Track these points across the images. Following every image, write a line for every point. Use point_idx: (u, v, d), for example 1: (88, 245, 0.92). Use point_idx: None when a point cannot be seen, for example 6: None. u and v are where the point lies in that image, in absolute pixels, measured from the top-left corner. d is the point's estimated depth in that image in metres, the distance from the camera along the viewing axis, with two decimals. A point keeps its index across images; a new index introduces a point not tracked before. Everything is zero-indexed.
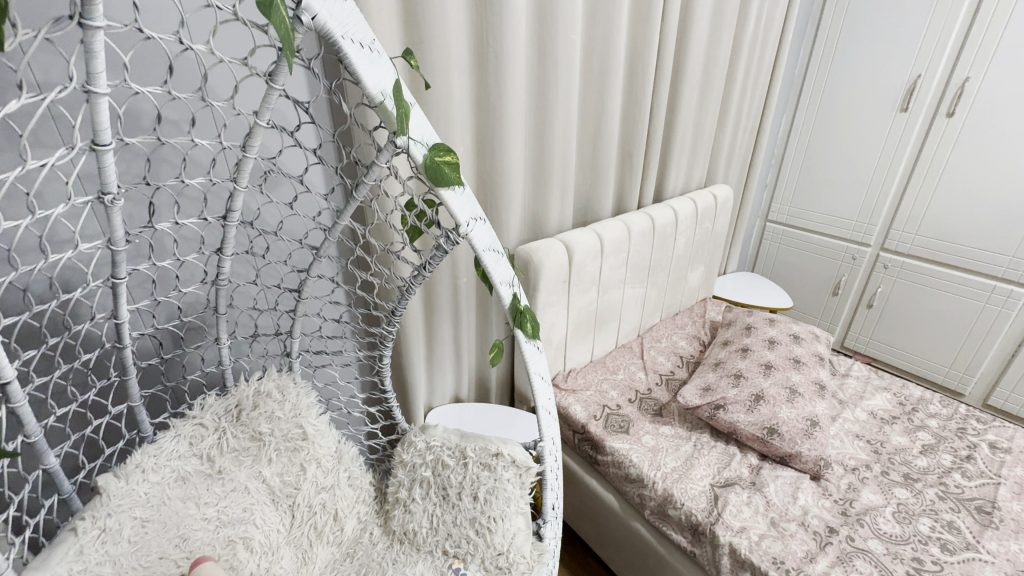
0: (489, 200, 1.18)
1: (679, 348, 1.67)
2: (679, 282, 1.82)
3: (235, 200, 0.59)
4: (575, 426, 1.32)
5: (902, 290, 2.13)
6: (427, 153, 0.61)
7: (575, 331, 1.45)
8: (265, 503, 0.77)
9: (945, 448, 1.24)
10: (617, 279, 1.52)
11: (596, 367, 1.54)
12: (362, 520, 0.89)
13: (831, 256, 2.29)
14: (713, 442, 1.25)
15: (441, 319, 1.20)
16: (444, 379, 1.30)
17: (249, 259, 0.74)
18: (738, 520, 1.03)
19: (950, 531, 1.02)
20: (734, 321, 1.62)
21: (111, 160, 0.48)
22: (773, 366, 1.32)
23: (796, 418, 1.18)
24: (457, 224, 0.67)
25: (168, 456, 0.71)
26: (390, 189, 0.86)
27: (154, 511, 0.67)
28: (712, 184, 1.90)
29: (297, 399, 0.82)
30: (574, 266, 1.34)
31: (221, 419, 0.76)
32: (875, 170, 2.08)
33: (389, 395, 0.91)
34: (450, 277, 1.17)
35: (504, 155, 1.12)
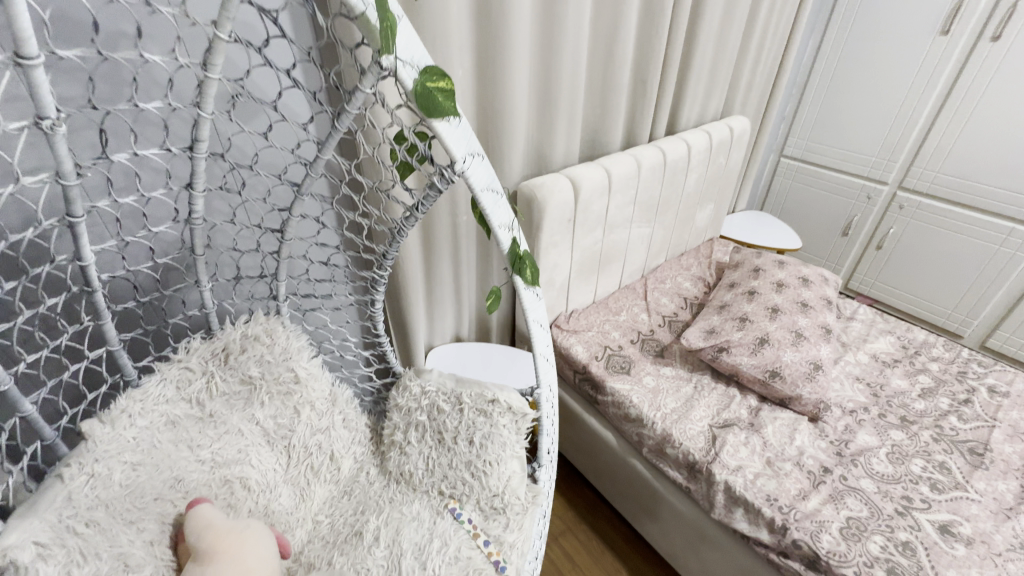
0: (490, 131, 1.10)
1: (683, 290, 1.64)
2: (687, 221, 1.75)
3: (202, 129, 0.52)
4: (575, 366, 1.32)
5: (914, 231, 2.06)
6: (417, 77, 0.53)
7: (578, 273, 1.41)
8: (258, 444, 0.79)
9: (944, 391, 1.24)
10: (623, 218, 1.45)
11: (598, 308, 1.52)
12: (359, 460, 0.90)
13: (845, 194, 2.20)
14: (713, 384, 1.25)
15: (438, 259, 1.15)
16: (444, 320, 1.28)
17: (224, 196, 0.68)
18: (734, 459, 1.05)
19: (941, 472, 1.04)
20: (742, 263, 1.58)
21: (44, 78, 0.40)
22: (780, 310, 1.29)
23: (800, 362, 1.17)
24: (452, 161, 0.60)
25: (155, 400, 0.69)
26: (377, 118, 0.78)
27: (143, 455, 0.66)
28: (729, 115, 1.77)
29: (287, 342, 0.81)
30: (579, 204, 1.27)
31: (208, 363, 0.75)
32: (904, 102, 1.93)
33: (383, 339, 0.89)
34: (449, 216, 1.11)
35: (506, 79, 1.02)
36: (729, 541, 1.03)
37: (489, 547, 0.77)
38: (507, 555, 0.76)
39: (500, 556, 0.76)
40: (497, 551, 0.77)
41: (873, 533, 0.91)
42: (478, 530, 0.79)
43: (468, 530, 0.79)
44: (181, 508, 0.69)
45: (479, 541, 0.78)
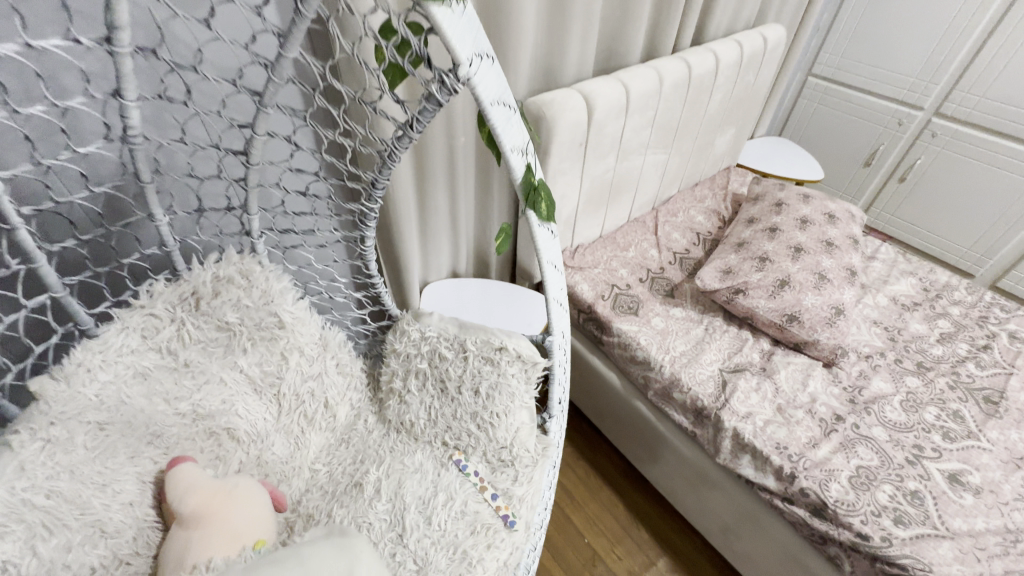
0: (493, 33, 0.92)
1: (696, 224, 1.53)
2: (705, 147, 1.60)
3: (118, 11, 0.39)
4: (581, 305, 1.25)
5: (943, 163, 1.92)
6: None
7: (586, 204, 1.29)
8: (245, 393, 0.72)
9: (963, 337, 1.20)
10: (639, 143, 1.30)
11: (606, 243, 1.42)
12: (355, 407, 0.85)
13: (874, 120, 2.03)
14: (725, 327, 1.19)
15: (435, 187, 1.03)
16: (441, 254, 1.18)
17: (170, 107, 0.55)
18: (744, 406, 1.01)
19: (954, 420, 1.01)
20: (762, 196, 1.46)
21: None
22: (803, 250, 1.20)
23: (821, 306, 1.11)
24: (455, 62, 0.47)
25: (118, 351, 0.61)
26: (355, 8, 0.62)
27: (111, 413, 0.59)
28: (763, 23, 1.55)
29: (268, 284, 0.71)
30: (593, 125, 1.12)
31: (176, 308, 0.65)
32: (959, 11, 1.71)
33: (376, 280, 0.79)
34: (446, 137, 0.97)
35: None
36: (732, 484, 1.03)
37: (497, 501, 0.74)
38: (515, 510, 0.74)
39: (508, 511, 0.74)
40: (506, 506, 0.74)
41: (882, 482, 0.90)
42: (486, 484, 0.76)
43: (476, 484, 0.76)
44: (160, 469, 0.63)
45: (487, 495, 0.75)
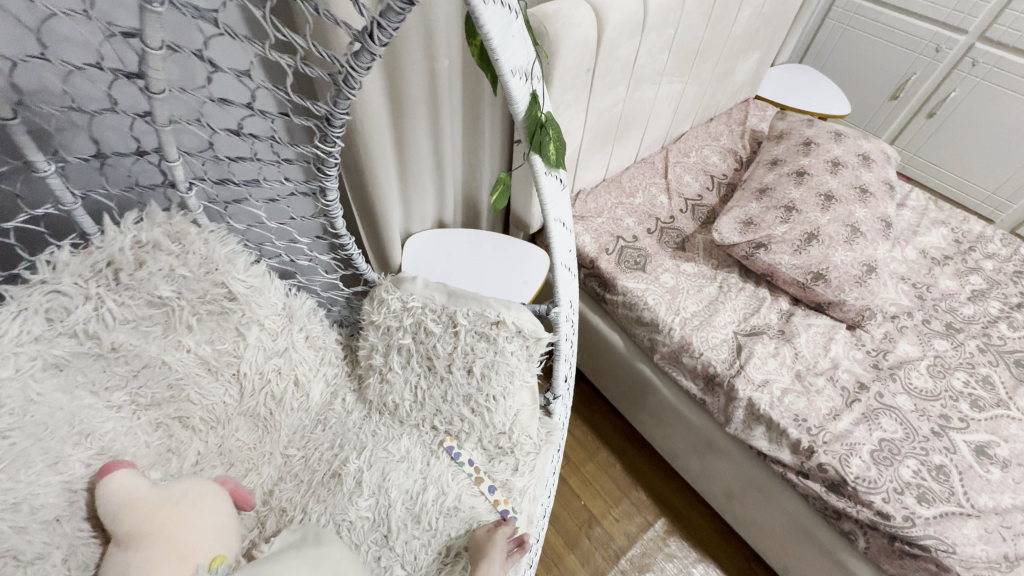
0: None
1: (710, 166, 1.37)
2: (725, 76, 1.41)
3: None
4: (584, 260, 1.12)
5: (980, 96, 1.75)
6: None
7: (590, 143, 1.13)
8: (196, 374, 0.61)
9: (995, 294, 1.11)
10: (654, 70, 1.12)
11: (611, 187, 1.27)
12: (331, 384, 0.74)
13: (910, 46, 1.81)
14: (741, 284, 1.09)
15: (416, 122, 0.86)
16: (425, 202, 1.03)
17: (20, 5, 0.39)
18: (761, 373, 0.93)
19: (983, 387, 0.94)
20: (788, 134, 1.30)
21: None
22: (834, 198, 1.07)
23: (850, 263, 0.99)
24: None
25: (17, 340, 0.48)
26: None
27: (17, 416, 0.48)
28: None
29: (208, 248, 0.58)
30: (605, 45, 0.94)
31: (89, 283, 0.52)
32: None
33: (345, 239, 0.66)
34: (426, 59, 0.79)
35: None
36: (742, 452, 0.97)
37: (495, 497, 0.66)
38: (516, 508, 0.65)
39: (508, 509, 0.66)
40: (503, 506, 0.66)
41: (907, 457, 0.83)
42: (481, 477, 0.67)
43: (471, 477, 0.67)
44: (91, 476, 0.53)
45: (484, 488, 0.67)
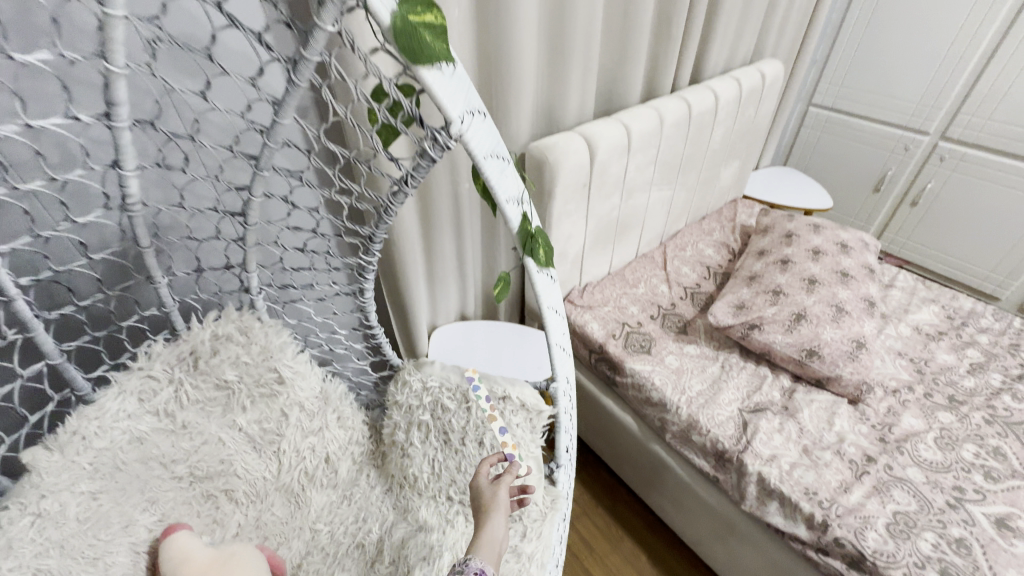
0: (493, 83, 0.94)
1: (705, 257, 1.50)
2: (711, 181, 1.60)
3: (116, 90, 0.40)
4: (592, 345, 1.22)
5: (956, 185, 1.89)
6: (395, 9, 0.40)
7: (592, 242, 1.28)
8: (245, 451, 0.70)
9: (995, 367, 1.14)
10: (643, 180, 1.30)
11: (614, 280, 1.40)
12: (357, 462, 0.81)
13: (879, 146, 2.02)
14: (742, 364, 1.15)
15: (441, 232, 1.03)
16: (447, 298, 1.17)
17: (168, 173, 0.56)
18: (768, 448, 0.96)
19: (995, 459, 0.94)
20: (772, 227, 1.43)
21: None
22: (818, 281, 1.17)
23: (841, 340, 1.06)
24: (446, 120, 0.47)
25: (114, 417, 0.60)
26: (353, 71, 0.64)
27: (105, 481, 0.58)
28: (759, 60, 1.57)
29: (267, 340, 0.70)
30: (596, 166, 1.13)
31: (174, 369, 0.65)
32: (956, 38, 1.72)
33: (377, 330, 0.78)
34: (449, 185, 0.98)
35: (510, 18, 0.85)
36: (761, 533, 0.97)
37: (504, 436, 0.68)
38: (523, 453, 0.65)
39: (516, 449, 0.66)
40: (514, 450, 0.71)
41: (923, 529, 0.83)
42: (495, 417, 0.70)
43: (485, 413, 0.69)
44: (153, 539, 0.61)
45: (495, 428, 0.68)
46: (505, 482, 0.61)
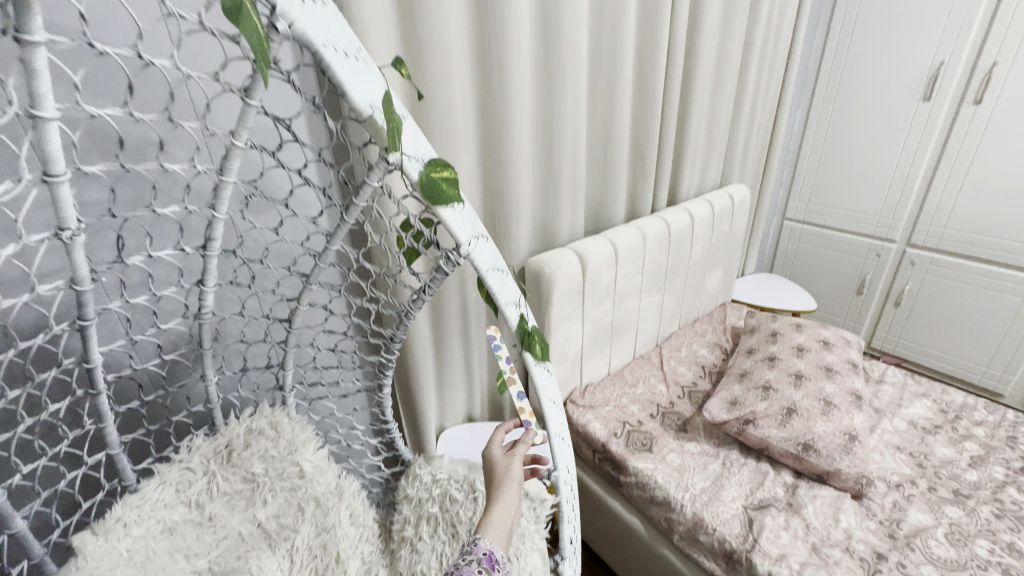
0: (495, 211, 1.12)
1: (699, 357, 1.58)
2: (697, 287, 1.74)
3: (215, 228, 0.54)
4: (595, 444, 1.25)
5: (932, 287, 1.96)
6: (422, 169, 0.56)
7: (590, 345, 1.38)
8: (260, 547, 0.71)
9: (996, 459, 1.15)
10: (632, 288, 1.44)
11: (614, 380, 1.47)
12: (366, 561, 0.81)
13: (853, 254, 2.14)
14: (743, 460, 1.17)
15: (450, 337, 1.14)
16: (455, 400, 1.24)
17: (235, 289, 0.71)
18: (776, 546, 0.95)
19: (1010, 555, 0.93)
20: (758, 327, 1.54)
21: (69, 192, 0.40)
22: (804, 377, 1.24)
23: (834, 433, 1.10)
24: (457, 244, 0.61)
25: (153, 506, 0.65)
26: (385, 208, 0.81)
27: (136, 570, 0.60)
28: (728, 184, 1.80)
29: (293, 435, 0.78)
30: (588, 276, 1.27)
31: (210, 462, 0.72)
32: (898, 162, 1.92)
33: (391, 425, 0.85)
34: (458, 296, 1.11)
35: (508, 162, 1.05)
36: None
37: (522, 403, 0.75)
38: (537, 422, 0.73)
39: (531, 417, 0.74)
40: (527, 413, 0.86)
41: None
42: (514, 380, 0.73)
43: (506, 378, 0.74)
44: None
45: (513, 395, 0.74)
46: (516, 456, 0.70)
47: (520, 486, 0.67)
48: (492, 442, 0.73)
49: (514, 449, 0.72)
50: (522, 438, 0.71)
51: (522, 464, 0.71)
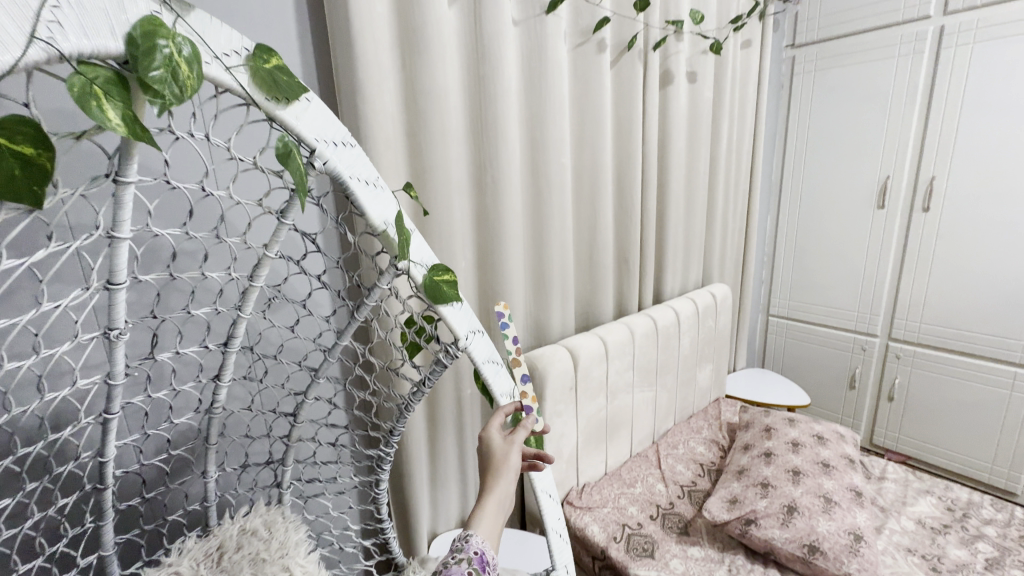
0: (490, 309, 1.20)
1: (697, 454, 1.56)
2: (690, 382, 1.77)
3: (238, 327, 0.60)
4: (594, 550, 1.20)
5: (920, 381, 1.89)
6: (426, 273, 0.63)
7: (585, 441, 1.38)
8: None
9: (1012, 562, 1.10)
10: (624, 383, 1.48)
11: (612, 480, 1.44)
12: None
13: (839, 348, 2.09)
14: (749, 566, 1.12)
15: (445, 434, 1.15)
16: (449, 502, 1.20)
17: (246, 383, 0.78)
18: None
19: None
20: (752, 422, 1.54)
21: (124, 297, 0.47)
22: (802, 473, 1.23)
23: (838, 532, 1.07)
24: (456, 337, 0.67)
25: None
26: (391, 307, 0.88)
27: None
28: (710, 283, 1.91)
29: (286, 535, 0.76)
30: (580, 371, 1.32)
31: (200, 565, 0.68)
32: (866, 262, 1.95)
33: (385, 524, 0.84)
34: (454, 391, 1.14)
35: (502, 265, 1.15)
36: None
37: (524, 386, 0.77)
38: (538, 410, 0.77)
39: (533, 404, 0.77)
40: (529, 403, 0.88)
41: None
42: (518, 362, 0.76)
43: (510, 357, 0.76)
44: None
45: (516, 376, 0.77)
46: (517, 444, 0.73)
47: (516, 476, 0.71)
48: (491, 424, 0.74)
49: (514, 434, 0.74)
50: (525, 424, 0.74)
51: (519, 449, 0.73)
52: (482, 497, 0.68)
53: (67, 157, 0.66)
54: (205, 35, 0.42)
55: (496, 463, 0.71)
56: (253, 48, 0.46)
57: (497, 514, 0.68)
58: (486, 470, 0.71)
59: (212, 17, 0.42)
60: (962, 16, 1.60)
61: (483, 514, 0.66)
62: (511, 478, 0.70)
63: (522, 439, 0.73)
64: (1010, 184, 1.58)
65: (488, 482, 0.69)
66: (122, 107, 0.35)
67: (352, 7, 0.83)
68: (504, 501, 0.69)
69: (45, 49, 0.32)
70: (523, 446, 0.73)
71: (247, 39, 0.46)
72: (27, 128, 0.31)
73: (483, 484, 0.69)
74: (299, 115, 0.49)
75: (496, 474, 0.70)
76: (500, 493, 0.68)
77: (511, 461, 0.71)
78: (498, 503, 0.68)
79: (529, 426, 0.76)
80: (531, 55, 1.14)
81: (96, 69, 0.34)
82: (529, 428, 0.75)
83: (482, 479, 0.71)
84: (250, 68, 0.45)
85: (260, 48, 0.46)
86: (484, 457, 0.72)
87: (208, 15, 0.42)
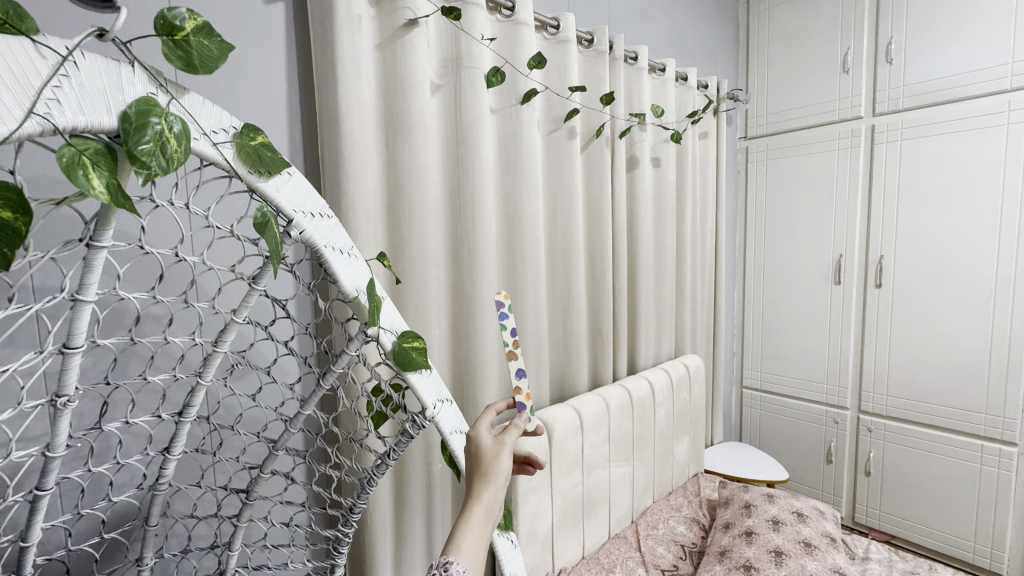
0: (462, 380, 1.17)
1: (678, 535, 1.48)
2: (667, 456, 1.73)
3: (196, 395, 0.58)
4: None
5: (894, 455, 1.89)
6: (395, 340, 0.64)
7: (561, 521, 1.32)
8: None
9: None
10: (600, 457, 1.44)
11: (589, 564, 1.35)
12: None
13: (813, 422, 2.10)
14: None
15: (413, 509, 1.08)
16: None
17: (198, 457, 0.77)
18: None
19: None
20: (732, 498, 1.50)
21: (79, 362, 0.46)
22: (784, 553, 1.19)
23: None
24: (423, 407, 0.67)
25: None
26: (357, 374, 0.88)
27: None
28: (682, 354, 1.92)
29: None
30: (553, 445, 1.29)
31: None
32: (829, 336, 2.02)
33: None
34: (423, 466, 1.08)
35: (475, 334, 1.15)
36: None
37: (518, 382, 0.73)
38: (532, 409, 0.72)
39: (527, 401, 0.73)
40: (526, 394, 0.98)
41: None
42: (516, 354, 0.71)
43: (507, 348, 0.72)
44: None
45: (513, 370, 0.71)
46: (507, 444, 0.69)
47: (506, 479, 0.66)
48: (480, 423, 0.71)
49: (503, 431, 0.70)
50: (517, 419, 0.71)
51: (511, 448, 0.69)
52: (468, 504, 0.63)
53: (45, 222, 0.68)
54: (197, 114, 0.45)
55: (485, 464, 0.67)
56: (241, 127, 0.49)
57: (483, 527, 0.62)
58: (474, 474, 0.66)
59: (205, 99, 0.46)
60: (888, 117, 1.82)
61: (468, 529, 0.61)
62: (500, 483, 0.66)
63: (512, 441, 0.69)
64: (952, 263, 1.70)
65: (473, 488, 0.65)
66: (108, 177, 0.37)
67: (341, 92, 0.90)
68: (494, 511, 0.64)
69: (40, 122, 0.34)
70: (514, 446, 0.69)
71: (237, 118, 0.49)
72: (10, 193, 0.32)
73: (470, 490, 0.64)
74: (279, 187, 0.52)
75: (485, 479, 0.65)
76: (488, 500, 0.64)
77: (501, 465, 0.67)
78: (486, 513, 0.63)
79: (521, 426, 0.72)
80: (507, 139, 1.23)
81: (87, 141, 0.36)
82: (520, 428, 0.72)
83: (468, 484, 0.66)
84: (237, 144, 0.48)
85: (249, 126, 0.49)
86: (473, 459, 0.68)
87: (202, 97, 0.45)
